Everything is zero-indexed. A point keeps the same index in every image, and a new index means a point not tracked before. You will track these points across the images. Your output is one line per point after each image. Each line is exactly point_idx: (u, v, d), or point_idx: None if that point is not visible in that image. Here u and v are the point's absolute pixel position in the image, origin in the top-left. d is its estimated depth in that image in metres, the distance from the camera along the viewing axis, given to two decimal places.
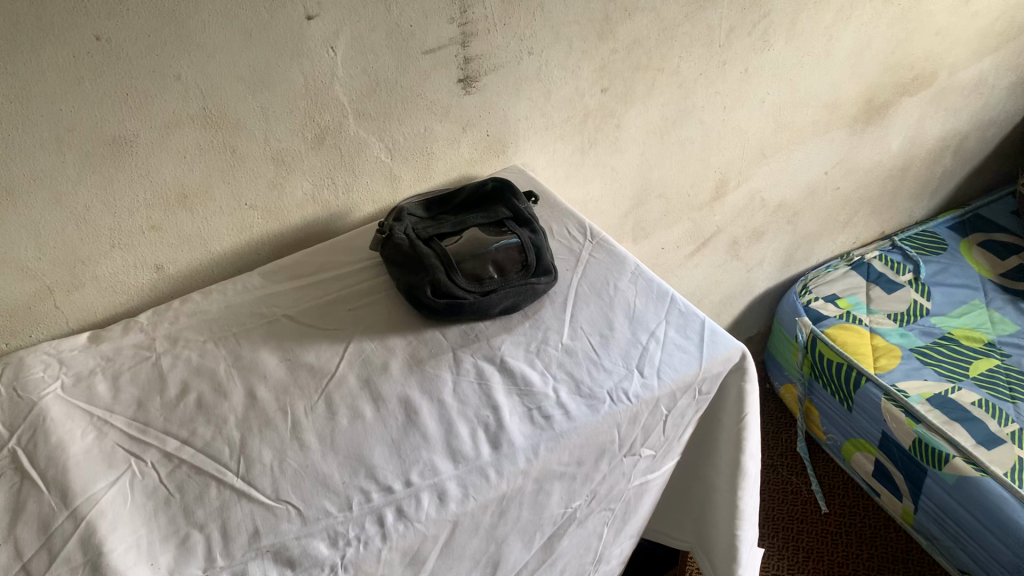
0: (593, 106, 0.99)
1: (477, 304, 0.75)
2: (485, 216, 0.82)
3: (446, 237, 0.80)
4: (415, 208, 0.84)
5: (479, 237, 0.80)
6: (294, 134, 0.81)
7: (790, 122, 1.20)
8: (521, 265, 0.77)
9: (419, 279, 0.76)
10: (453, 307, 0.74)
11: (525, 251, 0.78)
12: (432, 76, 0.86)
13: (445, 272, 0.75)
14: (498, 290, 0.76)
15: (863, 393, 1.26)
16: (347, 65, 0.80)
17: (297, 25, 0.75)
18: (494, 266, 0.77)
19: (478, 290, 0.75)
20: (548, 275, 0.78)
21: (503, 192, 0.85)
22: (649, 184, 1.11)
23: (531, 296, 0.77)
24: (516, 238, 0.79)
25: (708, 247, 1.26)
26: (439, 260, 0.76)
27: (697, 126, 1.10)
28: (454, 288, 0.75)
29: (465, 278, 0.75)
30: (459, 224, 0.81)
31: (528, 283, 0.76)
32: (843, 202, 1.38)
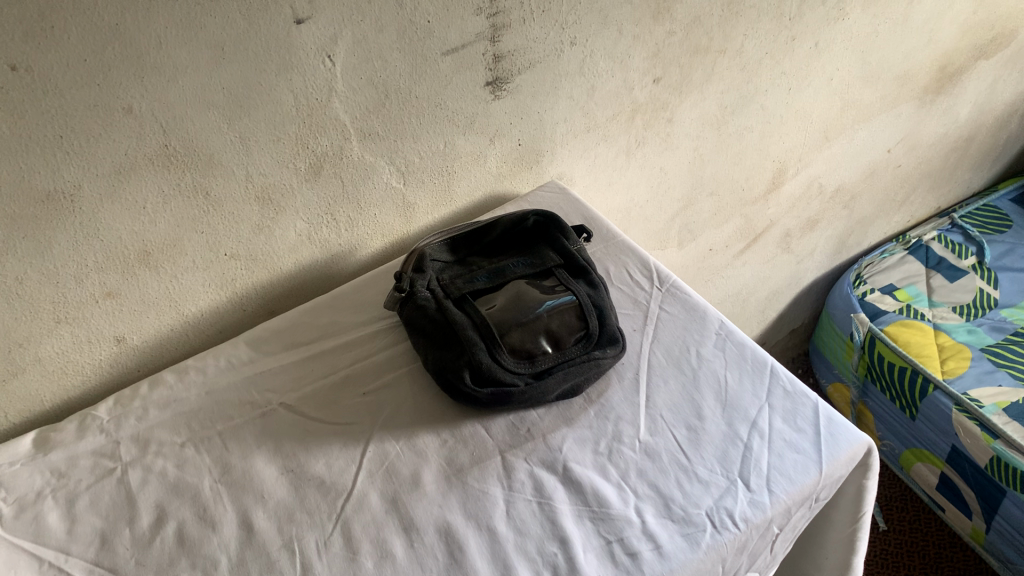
0: (643, 100, 0.82)
1: (530, 391, 0.59)
2: (530, 263, 0.66)
3: (482, 294, 0.63)
4: (439, 250, 0.68)
5: (525, 293, 0.63)
6: (283, 165, 0.64)
7: (858, 100, 1.02)
8: (582, 332, 0.61)
9: (454, 357, 0.60)
10: (499, 395, 0.58)
11: (585, 314, 0.62)
12: (454, 80, 0.68)
13: (487, 347, 0.59)
14: (555, 369, 0.59)
15: (930, 402, 1.11)
16: (348, 76, 0.62)
17: (283, 31, 0.57)
18: (548, 337, 0.60)
19: (530, 371, 0.59)
20: (615, 344, 0.62)
21: (549, 228, 0.68)
22: (700, 182, 0.95)
23: (595, 373, 0.61)
24: (572, 295, 0.63)
25: (759, 242, 1.09)
26: (479, 329, 0.60)
27: (758, 113, 0.92)
28: (500, 371, 0.58)
29: (513, 355, 0.59)
30: (498, 275, 0.65)
31: (591, 357, 0.60)
32: (903, 180, 1.21)
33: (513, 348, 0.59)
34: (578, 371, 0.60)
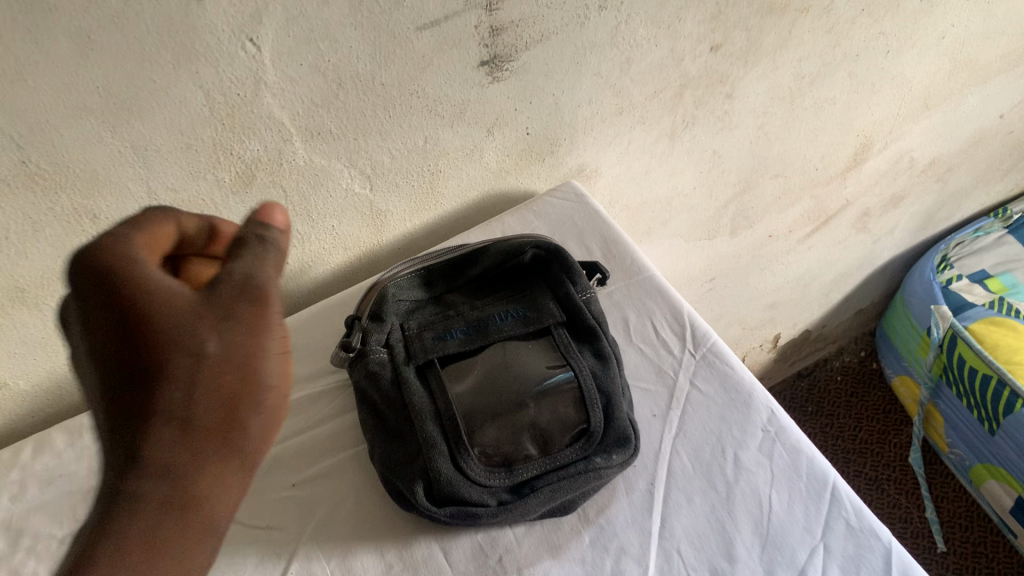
0: (695, 73, 0.63)
1: (505, 513, 0.44)
2: (522, 316, 0.50)
3: (455, 359, 0.48)
4: (409, 285, 0.52)
5: (509, 362, 0.47)
6: (198, 178, 0.48)
7: (973, 60, 0.81)
8: (579, 429, 0.45)
9: (408, 456, 0.45)
10: (463, 516, 0.44)
11: (586, 403, 0.46)
12: (436, 60, 0.50)
13: (450, 448, 0.44)
14: (540, 483, 0.44)
15: (1016, 421, 0.92)
16: (281, 64, 0.45)
17: (180, 10, 0.40)
18: (534, 434, 0.45)
19: (506, 483, 0.44)
20: (625, 446, 0.46)
21: (554, 266, 0.52)
22: (764, 163, 0.76)
23: (594, 485, 0.46)
24: (572, 372, 0.47)
25: (830, 225, 0.91)
26: (441, 420, 0.45)
27: (844, 81, 0.73)
28: (465, 484, 0.43)
29: (485, 460, 0.44)
30: (479, 332, 0.49)
31: (590, 467, 0.45)
32: (1013, 147, 1.00)
33: (485, 450, 0.44)
34: (569, 487, 0.44)
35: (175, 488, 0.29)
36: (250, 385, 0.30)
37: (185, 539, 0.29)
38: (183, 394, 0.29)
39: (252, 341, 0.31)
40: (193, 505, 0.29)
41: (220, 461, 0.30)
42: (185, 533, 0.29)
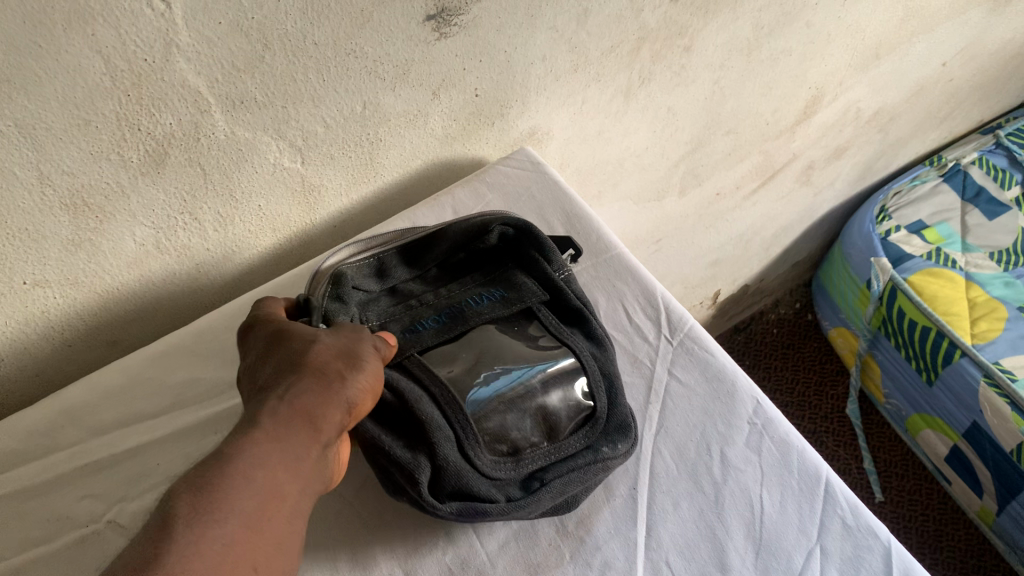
0: (654, 27, 0.57)
1: (518, 508, 0.38)
2: (499, 296, 0.44)
3: (436, 348, 0.41)
4: (361, 274, 0.45)
5: (500, 341, 0.42)
6: (100, 158, 0.41)
7: (924, 8, 0.78)
8: (585, 413, 0.41)
9: (399, 443, 0.38)
10: (469, 513, 0.38)
11: (591, 386, 0.41)
12: (377, 16, 0.44)
13: (453, 435, 0.38)
14: (550, 474, 0.39)
15: (955, 371, 0.92)
16: (196, 22, 0.38)
17: None
18: (540, 417, 0.40)
19: (513, 475, 0.38)
20: (627, 432, 0.41)
21: (524, 245, 0.47)
22: (717, 120, 0.72)
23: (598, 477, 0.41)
24: (571, 352, 0.42)
25: (775, 179, 0.88)
26: (438, 403, 0.38)
27: (801, 33, 0.69)
28: (474, 475, 0.38)
29: (491, 448, 0.38)
30: (454, 316, 0.42)
31: (600, 457, 0.40)
32: (951, 95, 0.99)
33: (492, 437, 0.39)
34: (581, 477, 0.39)
35: (294, 405, 0.31)
36: (348, 366, 0.34)
37: (292, 448, 0.30)
38: (298, 352, 0.34)
39: (350, 336, 0.36)
40: (302, 412, 0.31)
41: (320, 387, 0.32)
42: (289, 440, 0.30)
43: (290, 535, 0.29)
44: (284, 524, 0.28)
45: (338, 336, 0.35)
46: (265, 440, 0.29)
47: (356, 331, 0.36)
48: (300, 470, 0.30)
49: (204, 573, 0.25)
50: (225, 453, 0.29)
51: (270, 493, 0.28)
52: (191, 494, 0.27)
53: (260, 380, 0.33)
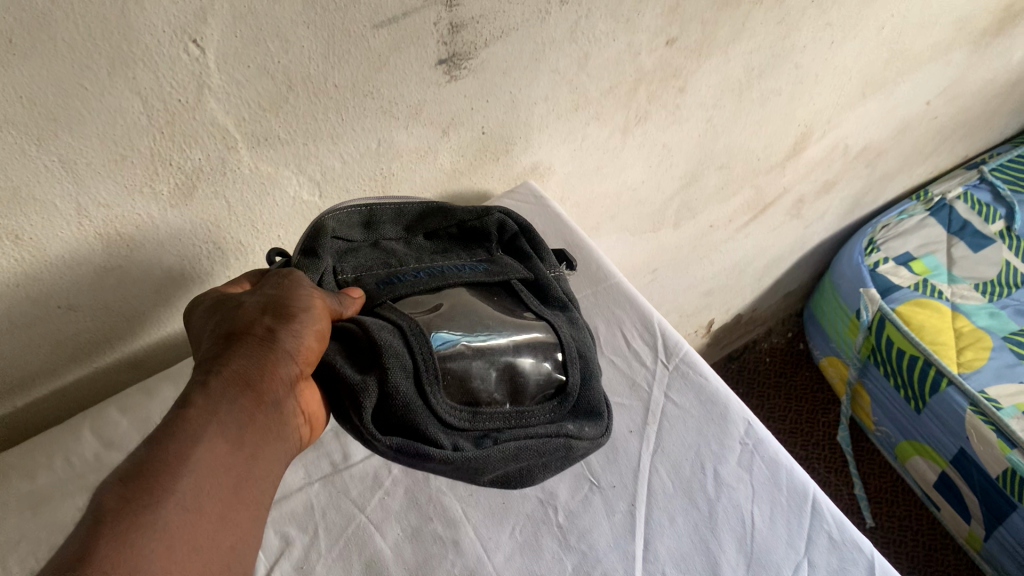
0: (651, 68, 0.61)
1: (463, 458, 0.35)
2: (485, 269, 0.44)
3: (408, 297, 0.41)
4: (350, 224, 0.46)
5: (478, 305, 0.41)
6: (134, 192, 0.44)
7: (907, 50, 0.82)
8: (556, 386, 0.40)
9: (351, 366, 0.36)
10: (407, 453, 0.35)
11: (567, 361, 0.41)
12: (393, 60, 0.47)
13: (413, 369, 0.36)
14: (504, 436, 0.37)
15: (942, 399, 0.94)
16: (227, 66, 0.41)
17: (114, 8, 0.36)
18: (507, 375, 0.38)
19: (467, 424, 0.37)
20: (597, 418, 0.41)
21: (518, 239, 0.49)
22: (711, 156, 0.75)
23: (560, 459, 0.40)
24: (550, 326, 0.42)
25: (767, 213, 0.92)
26: (406, 335, 0.37)
27: (790, 74, 0.72)
28: (425, 413, 0.35)
29: (449, 395, 0.37)
30: (435, 275, 0.42)
31: (562, 432, 0.39)
32: (935, 132, 1.03)
33: (452, 384, 0.37)
34: (537, 445, 0.38)
35: (233, 375, 0.33)
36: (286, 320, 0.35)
37: (235, 412, 0.31)
38: (237, 321, 0.35)
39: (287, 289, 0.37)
40: (242, 380, 0.33)
41: (256, 352, 0.34)
42: (231, 405, 0.32)
43: (238, 505, 0.30)
44: (229, 496, 0.30)
45: (274, 294, 0.36)
46: (202, 415, 0.31)
47: (294, 284, 0.37)
48: (243, 439, 0.31)
49: (163, 544, 0.27)
50: (160, 436, 0.30)
51: (209, 471, 0.29)
52: (124, 483, 0.28)
53: (204, 353, 0.35)
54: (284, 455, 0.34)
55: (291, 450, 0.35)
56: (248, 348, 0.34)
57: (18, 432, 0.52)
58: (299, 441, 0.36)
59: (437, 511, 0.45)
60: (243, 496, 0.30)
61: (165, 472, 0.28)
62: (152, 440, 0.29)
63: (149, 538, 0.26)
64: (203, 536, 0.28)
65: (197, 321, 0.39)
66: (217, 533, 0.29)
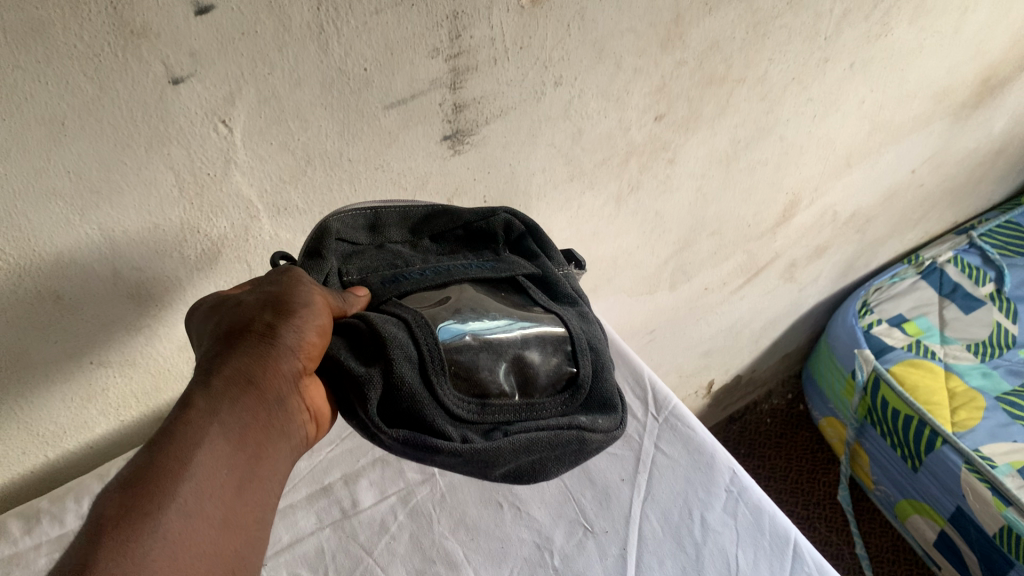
0: (642, 141, 0.65)
1: (472, 449, 0.35)
2: (491, 266, 0.47)
3: (413, 293, 0.43)
4: (354, 226, 0.46)
5: (485, 300, 0.43)
6: (164, 256, 0.48)
7: (889, 122, 0.87)
8: (567, 378, 0.40)
9: (356, 361, 0.37)
10: (414, 445, 0.35)
11: (576, 352, 0.41)
12: (402, 137, 0.51)
13: (419, 360, 0.37)
14: (514, 428, 0.37)
15: (938, 457, 0.96)
16: (251, 143, 0.46)
17: (152, 95, 0.40)
18: (515, 367, 0.39)
19: (475, 416, 0.37)
20: (610, 411, 0.41)
21: (525, 239, 0.51)
22: (703, 222, 0.80)
23: (574, 453, 0.39)
24: (560, 323, 0.43)
25: (760, 276, 0.96)
26: (411, 327, 0.38)
27: (775, 145, 0.77)
28: (430, 403, 0.36)
29: (456, 388, 0.37)
30: (440, 274, 0.45)
31: (574, 424, 0.39)
32: (922, 199, 1.07)
33: (459, 378, 0.38)
34: (548, 436, 0.38)
35: (233, 374, 0.34)
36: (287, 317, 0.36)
37: (234, 417, 0.33)
38: (237, 316, 0.36)
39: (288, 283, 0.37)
40: (244, 382, 0.34)
41: (256, 350, 0.35)
42: (232, 408, 0.33)
43: (240, 509, 0.32)
44: (230, 500, 0.31)
45: (275, 289, 0.37)
46: (202, 419, 0.32)
47: (296, 279, 0.38)
48: (245, 441, 0.33)
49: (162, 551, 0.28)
50: (160, 442, 0.31)
51: (209, 475, 0.31)
52: (125, 492, 0.29)
53: (207, 350, 0.36)
54: (287, 452, 0.36)
55: (295, 446, 0.37)
56: (248, 346, 0.35)
57: (46, 479, 0.56)
58: (304, 437, 0.37)
59: (439, 554, 0.47)
60: (247, 497, 0.32)
61: (166, 479, 0.30)
62: (152, 447, 0.31)
63: (149, 546, 0.28)
64: (206, 539, 0.30)
65: (199, 319, 0.40)
66: (221, 534, 0.31)
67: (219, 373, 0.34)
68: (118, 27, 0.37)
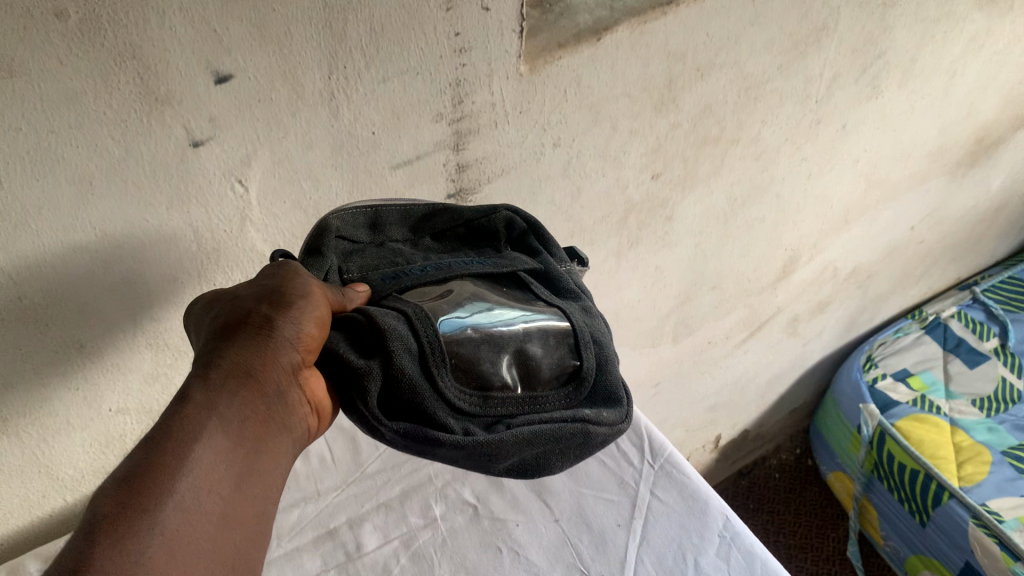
0: (639, 199, 0.68)
1: (475, 442, 0.36)
2: (491, 262, 0.45)
3: (415, 289, 0.41)
4: (353, 225, 0.46)
5: (486, 293, 0.42)
6: (181, 308, 0.51)
7: (884, 180, 0.89)
8: (570, 371, 0.40)
9: (356, 353, 0.36)
10: (415, 438, 0.35)
11: (579, 346, 0.41)
12: (408, 195, 0.54)
13: (419, 352, 0.36)
14: (516, 422, 0.37)
15: (945, 512, 0.96)
16: (266, 202, 0.49)
17: (174, 158, 0.43)
18: (517, 359, 0.39)
19: (478, 409, 0.37)
20: (616, 405, 0.41)
21: (527, 236, 0.49)
22: (702, 277, 0.82)
23: (577, 447, 0.39)
24: (563, 316, 0.42)
25: (763, 331, 0.97)
26: (411, 319, 0.37)
27: (771, 203, 0.80)
28: (432, 395, 0.36)
29: (458, 379, 0.37)
30: (441, 267, 0.43)
31: (578, 417, 0.39)
32: (923, 256, 1.09)
33: (461, 370, 0.37)
34: (551, 430, 0.38)
35: (231, 366, 0.34)
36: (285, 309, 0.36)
37: (232, 412, 0.32)
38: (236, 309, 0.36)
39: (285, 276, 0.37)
40: (242, 377, 0.34)
41: (253, 344, 0.35)
42: (230, 404, 0.33)
43: (239, 504, 0.32)
44: (229, 496, 0.31)
45: (273, 282, 0.37)
46: (200, 413, 0.32)
47: (294, 272, 0.38)
48: (243, 436, 0.33)
49: (162, 550, 0.28)
50: (156, 437, 0.31)
51: (206, 471, 0.31)
52: (121, 489, 0.29)
53: (204, 344, 0.36)
54: (288, 445, 0.36)
55: (297, 439, 0.37)
56: (245, 337, 0.35)
57: (62, 520, 0.58)
58: (306, 430, 0.37)
59: None
60: (245, 492, 0.32)
61: (162, 474, 0.29)
62: (148, 441, 0.30)
63: (146, 544, 0.28)
64: (205, 534, 0.30)
65: (194, 319, 0.41)
66: (220, 529, 0.30)
67: (216, 366, 0.34)
68: (144, 95, 0.40)
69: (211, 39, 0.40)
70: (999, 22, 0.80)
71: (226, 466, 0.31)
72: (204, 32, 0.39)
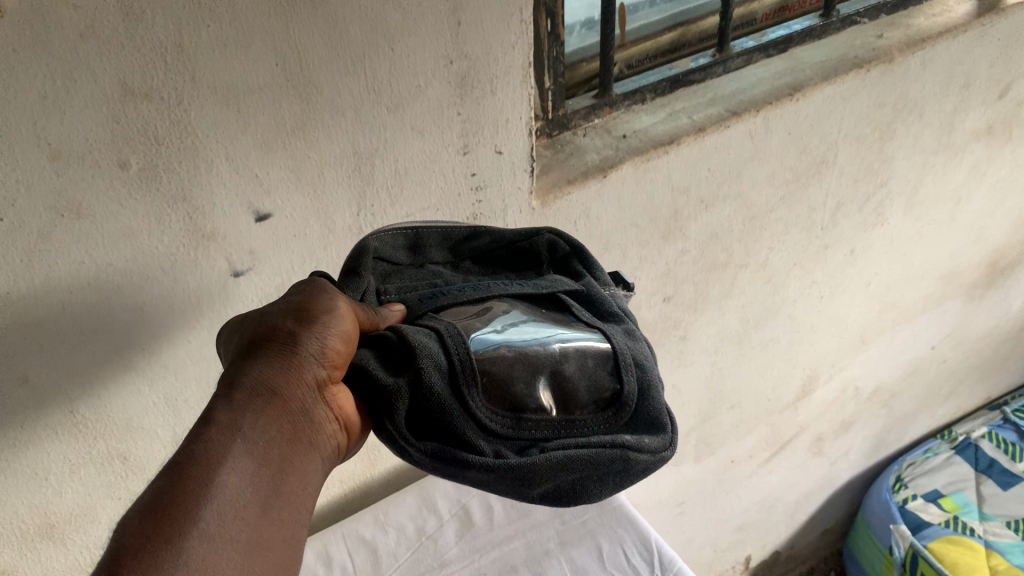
0: (653, 320, 0.71)
1: (506, 466, 0.33)
2: (532, 284, 0.42)
3: (451, 307, 0.39)
4: (392, 246, 0.43)
5: (524, 314, 0.39)
6: None
7: (898, 301, 0.92)
8: (609, 395, 0.37)
9: (384, 370, 0.35)
10: (445, 458, 0.33)
11: (620, 368, 0.37)
12: None
13: (448, 368, 0.34)
14: (551, 445, 0.35)
15: None
16: None
17: (217, 286, 0.48)
18: (553, 381, 0.36)
19: (509, 431, 0.34)
20: (659, 431, 0.37)
21: (570, 259, 0.46)
22: (720, 397, 0.85)
23: (617, 475, 0.36)
24: (603, 336, 0.39)
25: (787, 449, 0.99)
26: (443, 336, 0.35)
27: (785, 323, 0.83)
28: (460, 414, 0.33)
29: (489, 398, 0.35)
30: (480, 289, 0.41)
31: (616, 443, 0.35)
32: (948, 375, 1.10)
33: (491, 387, 0.35)
34: (587, 456, 0.34)
35: (256, 384, 0.32)
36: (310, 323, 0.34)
37: (258, 432, 0.31)
38: (264, 329, 0.35)
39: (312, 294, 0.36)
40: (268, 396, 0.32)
41: (279, 359, 0.33)
42: (257, 424, 0.31)
43: (267, 529, 0.29)
44: (256, 520, 0.29)
45: (299, 299, 0.36)
46: (225, 435, 0.30)
47: (321, 288, 0.37)
48: (269, 457, 0.31)
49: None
50: (179, 462, 0.28)
51: (235, 495, 0.28)
52: (144, 515, 0.26)
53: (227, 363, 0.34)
54: (317, 463, 0.34)
55: (325, 456, 0.35)
56: (268, 354, 0.34)
57: None
58: (335, 446, 0.36)
59: None
60: (273, 515, 0.30)
61: (187, 502, 0.27)
62: (173, 469, 0.28)
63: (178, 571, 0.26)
64: (235, 563, 0.27)
65: (226, 336, 0.40)
66: (249, 557, 0.28)
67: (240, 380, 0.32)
68: (193, 232, 0.45)
69: (254, 183, 0.46)
70: (998, 152, 0.84)
71: (256, 489, 0.29)
72: (248, 177, 0.45)
